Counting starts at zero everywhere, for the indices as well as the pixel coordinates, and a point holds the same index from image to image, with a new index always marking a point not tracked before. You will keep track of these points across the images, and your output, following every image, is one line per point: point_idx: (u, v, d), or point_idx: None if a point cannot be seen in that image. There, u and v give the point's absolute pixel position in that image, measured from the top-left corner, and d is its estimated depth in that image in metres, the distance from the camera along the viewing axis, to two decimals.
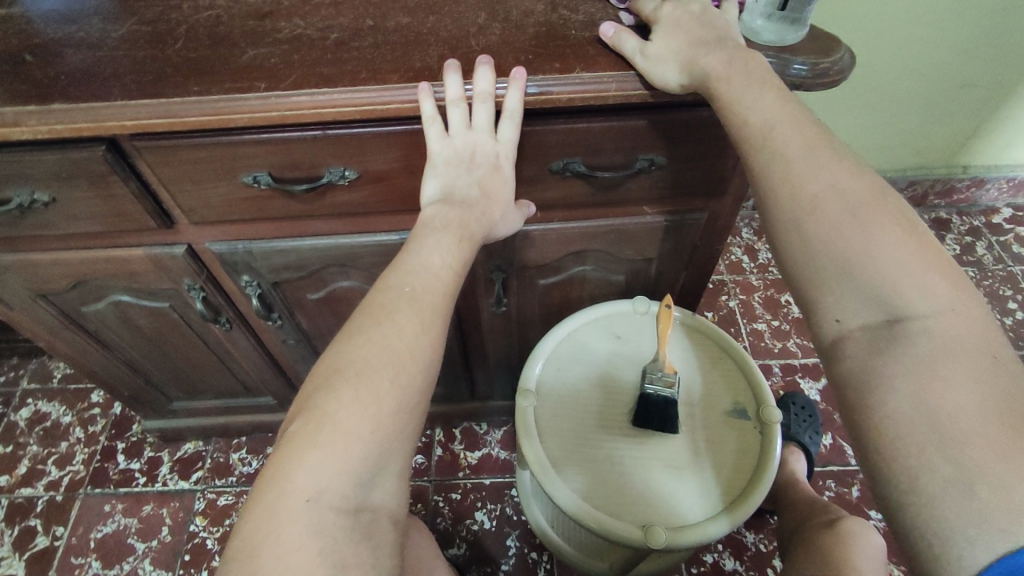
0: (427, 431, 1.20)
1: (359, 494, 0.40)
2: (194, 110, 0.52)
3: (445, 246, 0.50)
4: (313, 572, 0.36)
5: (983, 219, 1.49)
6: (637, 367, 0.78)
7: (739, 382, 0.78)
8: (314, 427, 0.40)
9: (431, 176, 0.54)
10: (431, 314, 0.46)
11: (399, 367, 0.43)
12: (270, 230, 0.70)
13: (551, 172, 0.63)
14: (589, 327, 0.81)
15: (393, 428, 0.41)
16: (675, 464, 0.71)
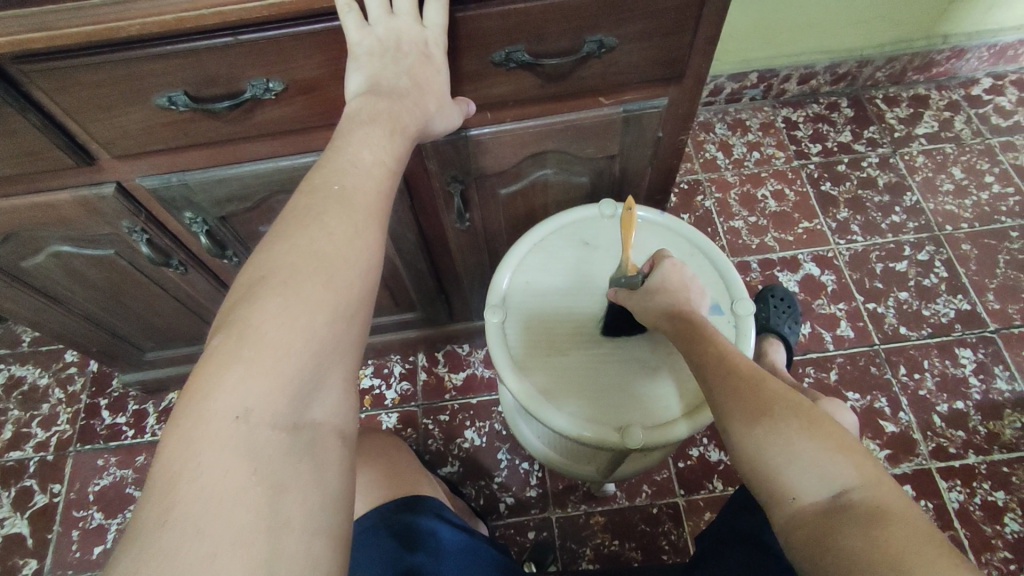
0: (410, 358, 1.20)
1: (293, 409, 0.37)
2: (75, 20, 0.46)
3: (377, 143, 0.46)
4: (246, 488, 0.34)
5: (963, 92, 1.44)
6: (607, 271, 0.76)
7: (712, 276, 0.76)
8: (236, 341, 0.37)
9: (354, 70, 0.49)
10: (364, 217, 0.43)
11: (329, 274, 0.40)
12: (201, 158, 0.65)
13: (494, 65, 0.58)
14: (555, 235, 0.78)
15: (328, 340, 0.39)
16: (650, 363, 0.71)
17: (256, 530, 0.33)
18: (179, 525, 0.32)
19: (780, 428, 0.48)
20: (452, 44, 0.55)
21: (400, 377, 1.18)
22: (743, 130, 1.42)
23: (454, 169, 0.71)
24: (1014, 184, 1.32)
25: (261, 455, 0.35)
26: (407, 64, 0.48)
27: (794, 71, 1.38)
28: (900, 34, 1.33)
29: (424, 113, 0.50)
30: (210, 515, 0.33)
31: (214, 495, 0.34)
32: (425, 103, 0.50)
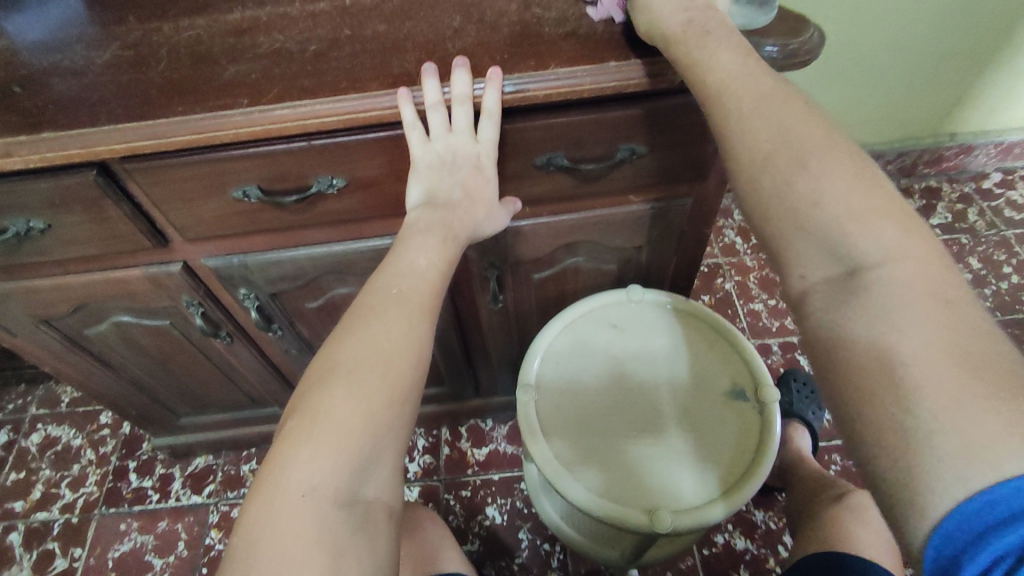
0: (434, 431, 1.21)
1: (353, 488, 0.40)
2: (180, 130, 0.53)
3: (433, 246, 0.52)
4: (310, 563, 0.37)
5: (974, 185, 1.50)
6: (635, 353, 0.79)
7: (737, 363, 0.78)
8: (307, 424, 0.41)
9: (414, 180, 0.55)
10: (418, 312, 0.47)
11: (388, 364, 0.44)
12: (264, 242, 0.71)
13: (536, 167, 0.64)
14: (585, 316, 0.82)
15: (386, 423, 0.42)
16: (675, 445, 0.72)
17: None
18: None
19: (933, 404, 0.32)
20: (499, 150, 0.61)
21: (423, 450, 1.19)
22: None
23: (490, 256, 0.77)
24: None
25: (326, 535, 0.38)
26: (462, 175, 0.54)
27: None
28: (910, 132, 1.41)
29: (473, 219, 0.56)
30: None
31: (284, 572, 0.36)
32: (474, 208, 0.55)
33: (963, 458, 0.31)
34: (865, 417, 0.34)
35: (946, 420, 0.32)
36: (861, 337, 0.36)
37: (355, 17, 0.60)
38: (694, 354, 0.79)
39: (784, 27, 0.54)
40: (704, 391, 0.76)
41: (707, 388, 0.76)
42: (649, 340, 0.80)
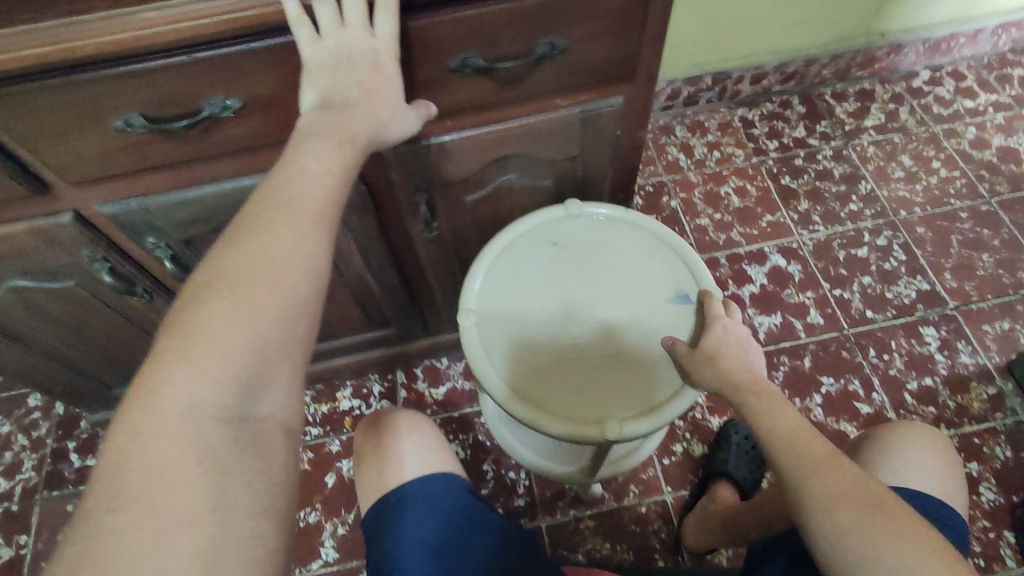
0: (389, 375, 1.19)
1: (241, 406, 0.42)
2: (26, 44, 0.46)
3: (327, 154, 0.49)
4: (192, 476, 0.38)
5: (905, 84, 1.51)
6: (578, 268, 0.77)
7: (681, 266, 0.77)
8: (185, 340, 0.41)
9: (307, 84, 0.51)
10: (312, 224, 0.47)
11: (277, 281, 0.44)
12: (162, 181, 0.64)
13: (450, 71, 0.59)
14: (525, 237, 0.79)
15: (272, 340, 0.43)
16: (624, 355, 0.72)
17: (200, 513, 0.38)
18: (125, 507, 0.36)
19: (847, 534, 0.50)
20: (407, 54, 0.56)
21: (379, 396, 1.17)
22: (701, 131, 1.46)
23: (416, 177, 0.72)
24: (959, 168, 1.38)
25: (206, 447, 0.39)
26: (359, 75, 0.50)
27: (746, 72, 1.43)
28: (841, 33, 1.40)
29: (375, 125, 0.52)
30: (155, 501, 0.37)
31: (158, 482, 0.37)
32: (375, 113, 0.52)
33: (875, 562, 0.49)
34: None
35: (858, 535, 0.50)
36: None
37: None
38: (638, 262, 0.77)
39: None
40: (649, 298, 0.74)
41: (653, 294, 0.75)
42: (592, 253, 0.78)
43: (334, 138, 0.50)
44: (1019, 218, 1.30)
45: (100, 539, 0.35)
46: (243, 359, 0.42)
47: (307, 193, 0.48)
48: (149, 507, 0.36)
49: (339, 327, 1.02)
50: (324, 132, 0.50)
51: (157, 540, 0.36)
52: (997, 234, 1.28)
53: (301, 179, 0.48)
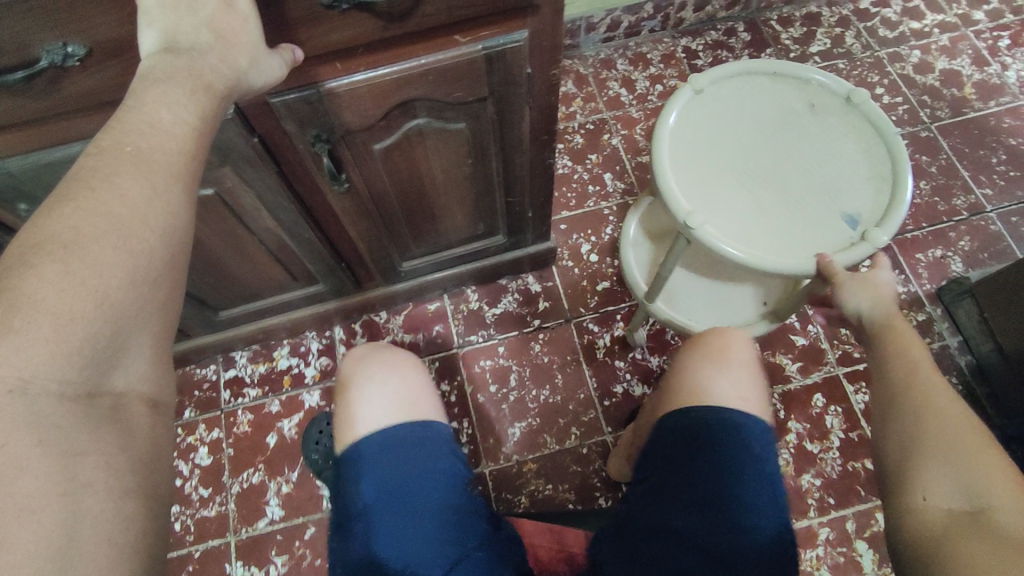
0: (328, 332, 1.16)
1: (93, 379, 0.39)
2: None
3: (177, 102, 0.46)
4: (35, 459, 0.35)
5: (852, 6, 1.46)
6: (800, 137, 0.77)
7: (874, 198, 0.73)
8: (6, 311, 0.36)
9: (146, 24, 0.47)
10: (166, 177, 0.45)
11: (127, 236, 0.41)
12: (19, 142, 0.58)
13: (325, 8, 0.53)
14: (798, 85, 0.81)
15: (129, 309, 0.41)
16: (759, 200, 0.74)
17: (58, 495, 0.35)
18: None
19: (938, 464, 0.50)
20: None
21: (318, 353, 1.15)
22: (644, 64, 1.40)
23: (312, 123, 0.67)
24: (902, 94, 1.35)
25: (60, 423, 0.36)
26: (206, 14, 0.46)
27: None
28: None
29: (231, 68, 0.48)
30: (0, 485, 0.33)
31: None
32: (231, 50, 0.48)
33: (955, 484, 0.48)
34: (961, 536, 0.45)
35: (949, 463, 0.50)
36: (950, 502, 0.47)
37: None
38: (861, 164, 0.75)
39: None
40: (824, 197, 0.74)
41: (826, 193, 0.74)
42: (821, 134, 0.77)
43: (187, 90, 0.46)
44: (958, 144, 1.30)
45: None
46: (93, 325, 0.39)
47: (162, 155, 0.45)
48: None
49: (263, 288, 0.98)
50: (176, 82, 0.46)
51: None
52: (935, 160, 1.28)
53: (150, 132, 0.44)
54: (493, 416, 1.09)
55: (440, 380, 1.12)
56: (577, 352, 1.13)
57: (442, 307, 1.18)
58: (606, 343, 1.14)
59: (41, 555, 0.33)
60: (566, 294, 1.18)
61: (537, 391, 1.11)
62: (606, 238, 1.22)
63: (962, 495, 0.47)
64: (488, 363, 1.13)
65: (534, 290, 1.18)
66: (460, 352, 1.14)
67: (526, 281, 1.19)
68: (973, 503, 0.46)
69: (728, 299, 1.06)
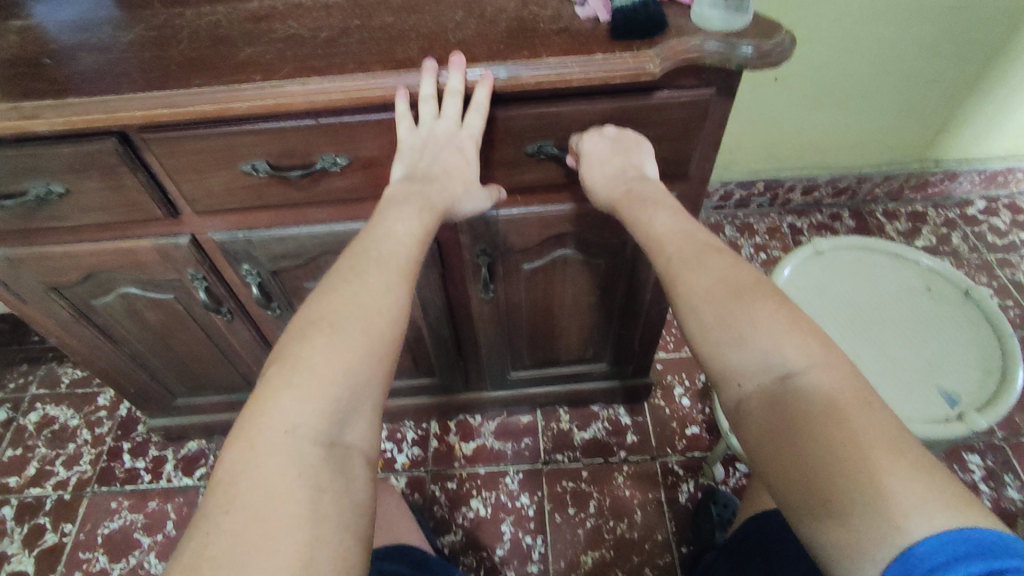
0: (424, 424, 1.24)
1: (332, 431, 0.48)
2: (197, 101, 0.58)
3: (409, 219, 0.59)
4: (293, 489, 0.44)
5: (959, 211, 1.55)
6: (911, 312, 0.83)
7: (978, 384, 0.75)
8: (290, 370, 0.48)
9: (399, 160, 0.63)
10: (396, 276, 0.55)
11: (367, 321, 0.52)
12: (268, 219, 0.75)
13: (526, 154, 0.68)
14: (919, 269, 0.88)
15: (362, 375, 0.50)
16: (860, 356, 0.80)
17: (303, 525, 0.43)
18: (246, 536, 0.42)
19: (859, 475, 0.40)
20: (489, 136, 0.66)
21: (412, 442, 1.22)
22: (750, 233, 1.53)
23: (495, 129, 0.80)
24: (1012, 298, 1.37)
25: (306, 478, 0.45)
26: (444, 157, 0.61)
27: (798, 182, 1.50)
28: (895, 157, 1.47)
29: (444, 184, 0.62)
30: (267, 510, 0.43)
31: (268, 509, 0.43)
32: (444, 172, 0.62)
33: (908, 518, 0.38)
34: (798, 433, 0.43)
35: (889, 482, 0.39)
36: (758, 382, 0.47)
37: (365, 10, 0.67)
38: (968, 351, 0.79)
39: (756, 31, 0.61)
40: (926, 370, 0.78)
41: (930, 367, 0.78)
42: (933, 315, 0.83)
43: (410, 206, 0.59)
44: None
45: (221, 564, 0.40)
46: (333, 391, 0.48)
47: (396, 261, 0.56)
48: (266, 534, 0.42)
49: None
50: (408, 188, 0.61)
51: (264, 540, 0.42)
52: None
53: (388, 242, 0.57)
54: (567, 539, 1.09)
55: (521, 491, 1.15)
56: (659, 491, 1.14)
57: (533, 422, 1.23)
58: (689, 488, 1.14)
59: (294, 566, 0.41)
60: (654, 432, 1.20)
61: (614, 522, 1.11)
62: (700, 385, 1.26)
63: (767, 368, 0.47)
64: (570, 485, 1.15)
65: (623, 422, 1.22)
66: (544, 469, 1.17)
67: (617, 411, 1.24)
68: (780, 369, 0.46)
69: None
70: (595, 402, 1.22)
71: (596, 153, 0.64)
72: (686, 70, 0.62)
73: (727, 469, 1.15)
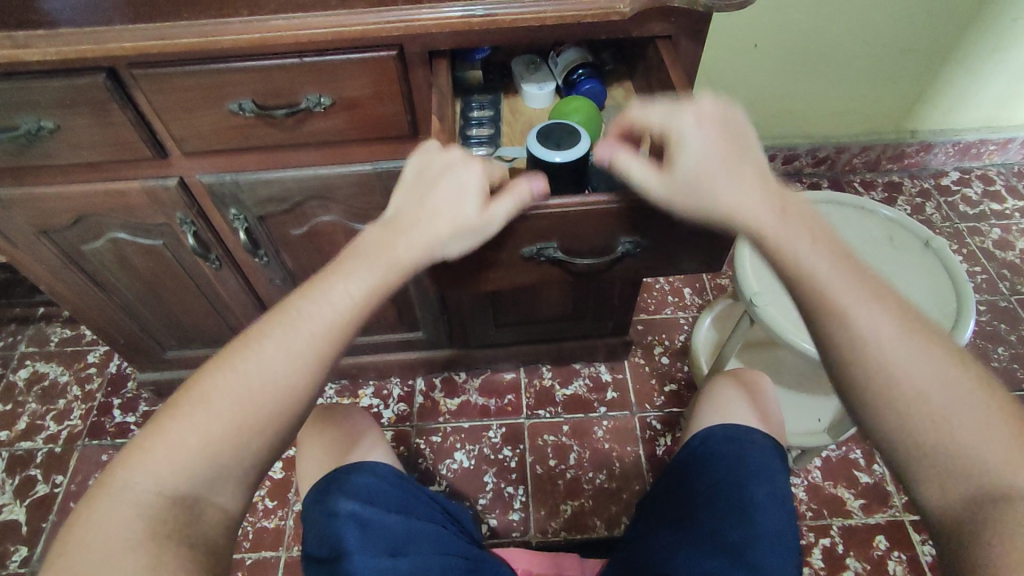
0: (410, 381, 1.27)
1: (186, 499, 0.46)
2: (185, 33, 0.60)
3: (363, 275, 0.53)
4: (126, 555, 0.43)
5: (933, 181, 1.59)
6: (874, 259, 0.87)
7: None
8: (161, 430, 0.47)
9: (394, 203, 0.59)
10: (297, 344, 0.50)
11: (248, 394, 0.48)
12: (255, 161, 0.77)
13: (524, 254, 0.64)
14: (882, 219, 0.91)
15: (232, 448, 0.47)
16: None
17: None
18: None
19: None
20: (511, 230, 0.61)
21: (398, 398, 1.25)
22: None
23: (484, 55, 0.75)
24: (980, 265, 1.42)
25: (151, 531, 0.44)
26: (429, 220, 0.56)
27: (779, 152, 1.53)
28: (873, 127, 1.50)
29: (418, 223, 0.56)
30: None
31: (98, 556, 0.43)
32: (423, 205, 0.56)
33: None
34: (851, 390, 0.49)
35: None
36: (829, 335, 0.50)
37: None
38: (924, 295, 0.83)
39: None
40: None
41: None
42: (893, 262, 0.86)
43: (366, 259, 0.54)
44: None
45: None
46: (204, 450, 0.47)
47: (317, 312, 0.51)
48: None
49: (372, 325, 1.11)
50: (371, 233, 0.56)
51: None
52: (1014, 329, 1.31)
53: (318, 296, 0.52)
54: (547, 489, 1.13)
55: (503, 445, 1.18)
56: (637, 445, 1.17)
57: (516, 378, 1.27)
58: (666, 442, 1.17)
59: None
60: (633, 389, 1.24)
61: (593, 474, 1.14)
62: (678, 344, 1.30)
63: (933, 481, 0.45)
64: (551, 438, 1.19)
65: (604, 379, 1.26)
66: (526, 423, 1.21)
67: (599, 369, 1.27)
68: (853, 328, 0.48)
69: (807, 407, 1.02)
70: (576, 359, 1.26)
71: (696, 139, 0.55)
72: (656, 13, 0.65)
73: None
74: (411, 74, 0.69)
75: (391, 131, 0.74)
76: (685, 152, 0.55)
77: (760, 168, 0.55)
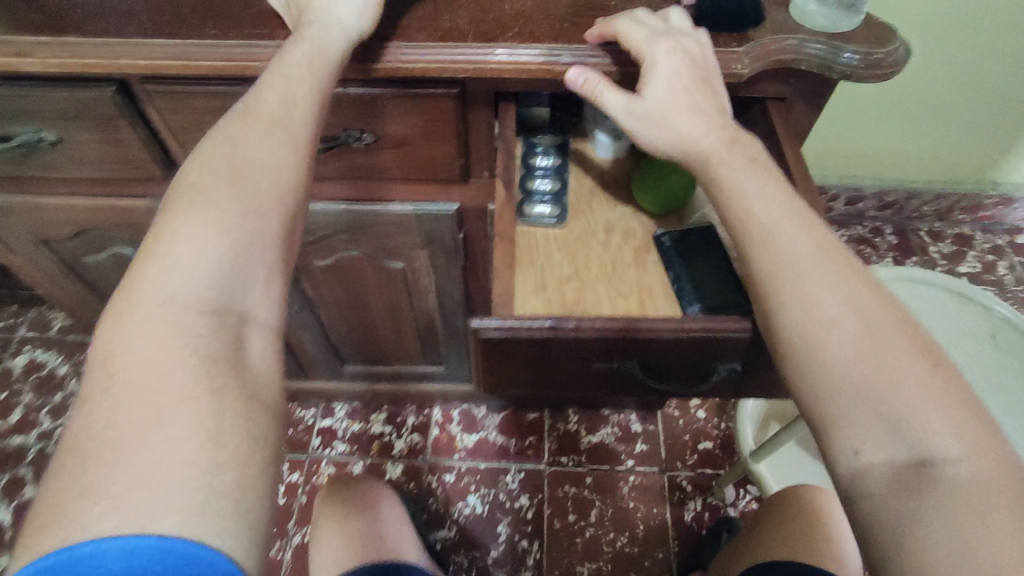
0: (425, 410, 1.18)
1: (218, 298, 0.39)
2: (211, 55, 0.50)
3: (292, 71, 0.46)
4: (177, 383, 0.36)
5: (1007, 238, 1.47)
6: (973, 358, 0.76)
7: None
8: (147, 275, 0.38)
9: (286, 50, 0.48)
10: (269, 127, 0.44)
11: (240, 187, 0.41)
12: None
13: (595, 365, 0.52)
14: (982, 311, 0.80)
15: (242, 238, 0.40)
16: None
17: (196, 433, 0.35)
18: (129, 459, 0.33)
19: None
20: (589, 343, 0.49)
21: (412, 428, 1.16)
22: None
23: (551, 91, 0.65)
24: None
25: (208, 375, 0.37)
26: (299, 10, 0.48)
27: (844, 192, 1.41)
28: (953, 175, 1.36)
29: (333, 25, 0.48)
30: (149, 421, 0.34)
31: (151, 418, 0.34)
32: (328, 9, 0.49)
33: None
34: None
35: None
36: None
37: None
38: None
39: (868, 35, 0.52)
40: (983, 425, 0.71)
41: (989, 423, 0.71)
42: (995, 364, 0.75)
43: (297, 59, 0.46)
44: None
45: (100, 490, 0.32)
46: (208, 334, 0.38)
47: (274, 163, 0.43)
48: (163, 508, 0.32)
49: (393, 355, 1.02)
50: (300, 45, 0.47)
51: (155, 457, 0.33)
52: None
53: (274, 93, 0.45)
54: (564, 547, 1.05)
55: (520, 492, 1.10)
56: (665, 508, 1.09)
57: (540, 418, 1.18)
58: (695, 507, 1.09)
59: (189, 471, 0.33)
60: (665, 444, 1.15)
61: (615, 535, 1.06)
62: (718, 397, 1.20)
63: None
64: (572, 490, 1.10)
65: (634, 429, 1.16)
66: (547, 470, 1.12)
67: (629, 417, 1.18)
68: None
69: None
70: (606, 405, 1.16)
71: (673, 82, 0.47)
72: (773, 73, 0.54)
73: (738, 491, 1.10)
74: (472, 115, 0.58)
75: (439, 174, 0.64)
76: (656, 78, 0.47)
77: (764, 167, 0.47)
